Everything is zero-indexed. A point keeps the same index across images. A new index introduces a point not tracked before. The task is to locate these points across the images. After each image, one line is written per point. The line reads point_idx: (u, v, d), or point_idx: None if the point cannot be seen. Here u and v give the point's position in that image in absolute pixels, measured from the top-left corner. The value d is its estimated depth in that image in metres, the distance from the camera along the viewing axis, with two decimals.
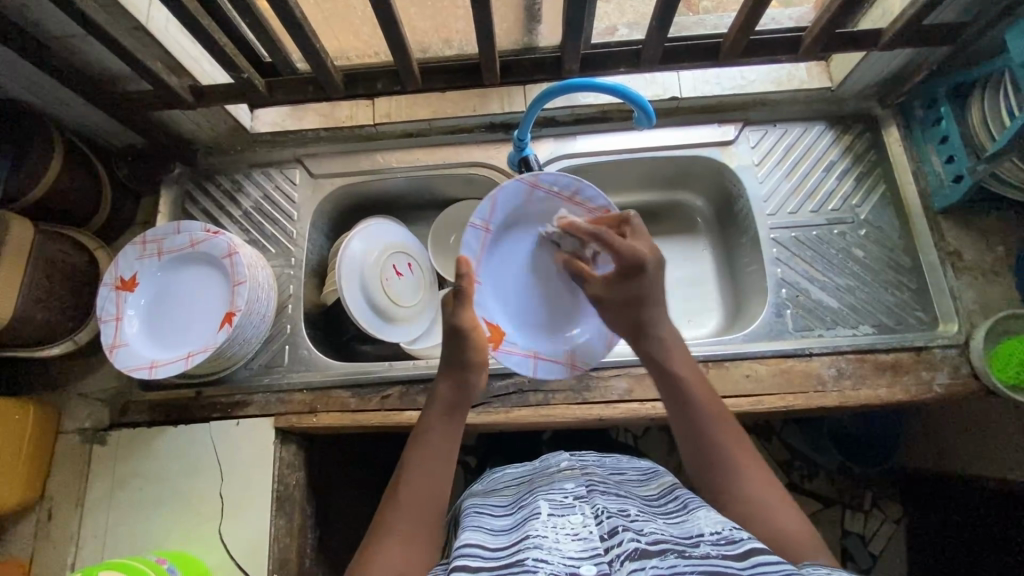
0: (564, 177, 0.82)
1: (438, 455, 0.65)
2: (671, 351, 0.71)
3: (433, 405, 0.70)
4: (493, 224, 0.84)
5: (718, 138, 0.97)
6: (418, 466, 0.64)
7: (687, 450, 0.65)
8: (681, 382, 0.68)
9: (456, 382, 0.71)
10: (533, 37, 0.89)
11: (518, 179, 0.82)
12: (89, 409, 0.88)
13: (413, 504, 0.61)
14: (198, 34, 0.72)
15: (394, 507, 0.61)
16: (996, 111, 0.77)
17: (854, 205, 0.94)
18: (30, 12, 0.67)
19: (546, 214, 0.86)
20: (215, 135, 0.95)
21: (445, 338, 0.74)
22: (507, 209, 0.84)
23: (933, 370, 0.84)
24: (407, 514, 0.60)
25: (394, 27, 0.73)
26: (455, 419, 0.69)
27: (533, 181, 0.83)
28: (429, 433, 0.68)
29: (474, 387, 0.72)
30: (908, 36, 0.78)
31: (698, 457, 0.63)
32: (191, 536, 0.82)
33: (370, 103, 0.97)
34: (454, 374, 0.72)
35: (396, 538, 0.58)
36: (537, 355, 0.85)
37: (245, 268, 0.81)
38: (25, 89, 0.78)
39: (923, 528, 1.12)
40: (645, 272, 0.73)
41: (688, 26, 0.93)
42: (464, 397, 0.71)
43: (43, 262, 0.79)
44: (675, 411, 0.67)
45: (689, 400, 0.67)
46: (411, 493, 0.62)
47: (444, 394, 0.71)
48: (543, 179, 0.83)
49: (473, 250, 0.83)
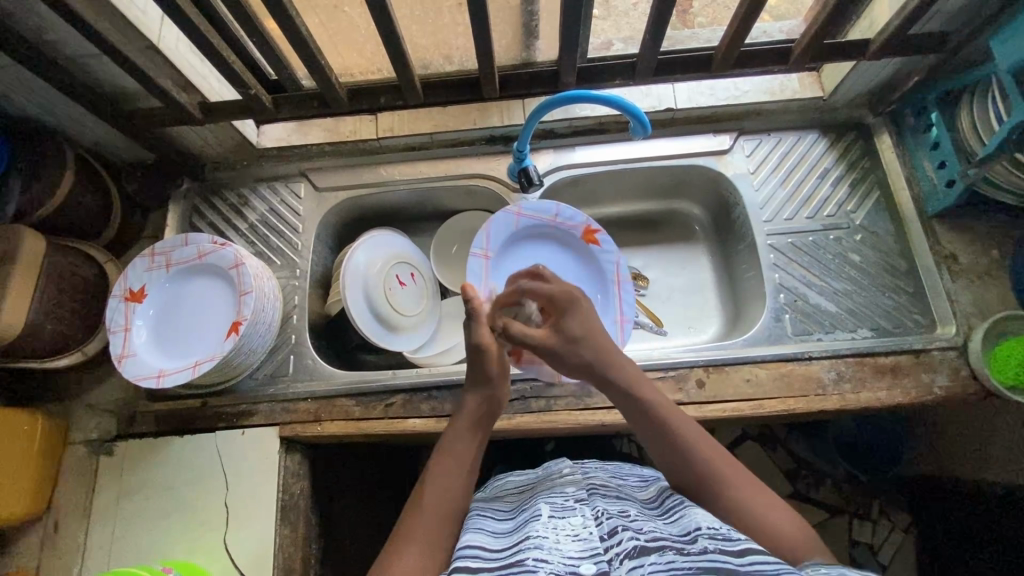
0: (544, 203, 0.94)
1: (463, 460, 0.65)
2: (629, 374, 0.70)
3: (459, 418, 0.71)
4: (492, 253, 0.95)
5: (714, 147, 0.99)
6: (443, 472, 0.63)
7: (671, 471, 0.64)
8: (647, 406, 0.67)
9: (485, 397, 0.72)
10: (530, 52, 0.91)
11: (504, 210, 0.94)
12: (97, 420, 0.90)
13: (440, 509, 0.60)
14: (207, 51, 0.75)
15: (418, 515, 0.60)
16: (984, 117, 0.78)
17: (849, 211, 0.95)
18: (47, 32, 0.70)
19: (538, 234, 0.97)
20: (221, 150, 0.98)
21: (468, 356, 0.73)
22: (502, 235, 0.95)
23: (933, 372, 0.84)
24: (431, 519, 0.59)
25: (395, 44, 0.76)
26: (479, 432, 0.70)
27: (519, 210, 0.94)
28: (455, 443, 0.67)
29: (500, 401, 0.73)
30: (895, 45, 0.80)
31: (677, 467, 0.63)
32: (197, 546, 0.82)
33: (374, 118, 1.00)
34: (482, 390, 0.72)
35: (414, 541, 0.57)
36: None
37: (251, 278, 0.82)
38: (39, 107, 0.81)
39: (933, 536, 1.11)
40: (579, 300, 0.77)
41: (682, 40, 0.95)
42: (489, 411, 0.72)
43: (55, 275, 0.81)
44: (645, 433, 0.67)
45: (661, 422, 0.65)
46: (434, 496, 0.61)
47: (469, 408, 0.71)
48: (525, 208, 0.94)
49: (478, 278, 0.94)
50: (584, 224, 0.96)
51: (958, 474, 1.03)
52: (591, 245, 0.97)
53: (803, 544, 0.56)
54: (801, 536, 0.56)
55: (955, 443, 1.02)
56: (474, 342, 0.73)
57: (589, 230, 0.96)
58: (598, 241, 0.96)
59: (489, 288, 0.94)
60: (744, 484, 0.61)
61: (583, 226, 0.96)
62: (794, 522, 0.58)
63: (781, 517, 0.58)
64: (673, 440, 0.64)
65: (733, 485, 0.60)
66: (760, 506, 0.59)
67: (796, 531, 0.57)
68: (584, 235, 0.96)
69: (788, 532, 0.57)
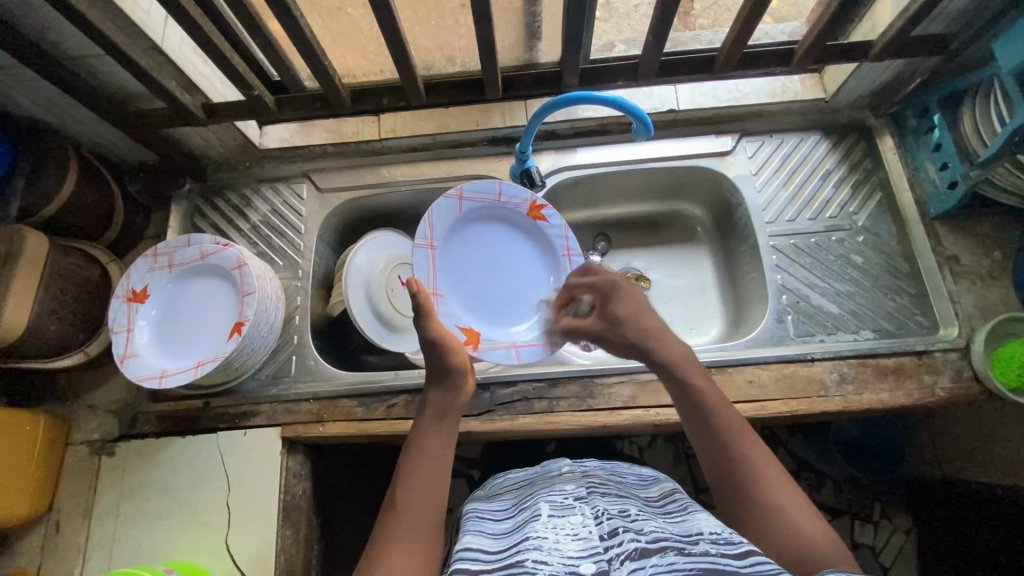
0: (486, 183, 0.90)
1: (434, 456, 0.65)
2: (682, 361, 0.70)
3: (423, 414, 0.70)
4: (438, 242, 0.89)
5: (716, 149, 0.99)
6: (415, 471, 0.63)
7: (705, 459, 0.63)
8: (693, 392, 0.67)
9: (447, 388, 0.72)
10: (533, 53, 0.91)
11: (446, 195, 0.88)
12: (99, 420, 0.90)
13: (417, 510, 0.60)
14: (211, 52, 0.75)
15: (395, 517, 0.59)
16: (987, 119, 0.79)
17: (851, 212, 0.95)
18: (51, 32, 0.70)
19: (480, 215, 0.93)
20: (223, 151, 0.98)
21: (423, 351, 0.73)
22: (445, 223, 0.89)
23: (936, 374, 0.84)
24: (406, 518, 0.59)
25: (398, 45, 0.76)
26: (448, 424, 0.69)
27: (460, 195, 0.90)
28: (423, 438, 0.67)
29: (463, 390, 0.72)
30: (898, 47, 0.81)
31: (712, 454, 0.63)
32: (198, 546, 0.82)
33: (376, 119, 1.00)
34: (441, 382, 0.72)
35: (393, 542, 0.57)
36: (518, 344, 0.89)
37: (254, 279, 0.82)
38: (42, 108, 0.81)
39: (935, 538, 1.11)
40: (620, 289, 0.80)
41: (685, 41, 0.96)
42: (454, 400, 0.71)
43: (57, 274, 0.81)
44: (689, 421, 0.66)
45: (704, 410, 0.65)
46: (409, 495, 0.61)
47: (433, 401, 0.71)
48: (467, 191, 0.90)
49: (425, 270, 0.87)
50: (529, 201, 0.93)
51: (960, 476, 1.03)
52: (538, 223, 0.94)
53: (828, 553, 0.54)
54: (826, 546, 0.55)
55: (956, 445, 1.02)
56: (426, 337, 0.72)
57: (535, 207, 0.93)
58: (544, 217, 0.93)
59: (436, 281, 0.88)
60: (773, 482, 0.59)
61: (528, 203, 0.93)
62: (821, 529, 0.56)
63: (807, 523, 0.56)
64: (713, 427, 0.63)
65: (763, 482, 0.59)
66: (789, 509, 0.57)
67: (822, 538, 0.55)
68: (531, 213, 0.94)
69: (812, 540, 0.55)
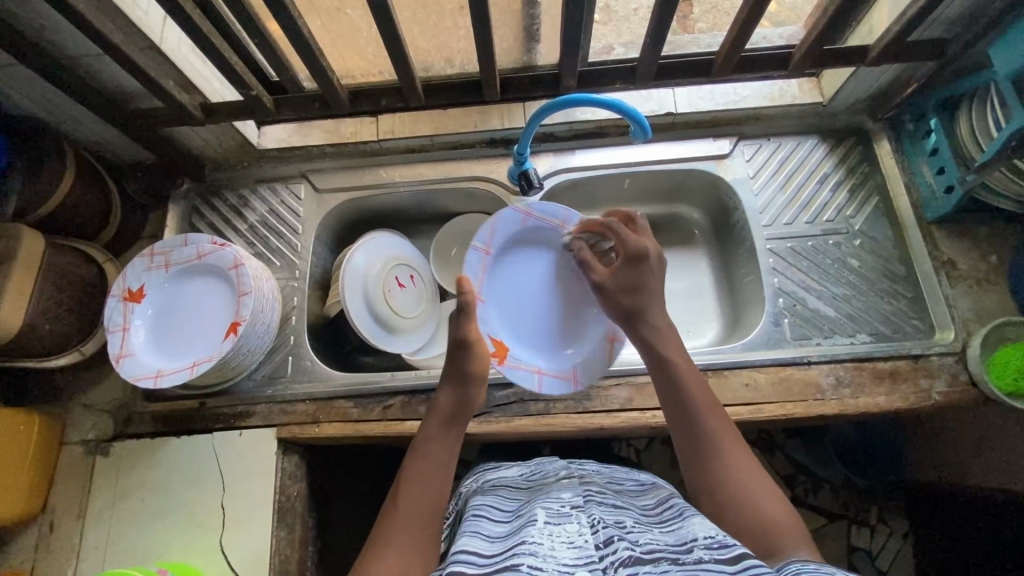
0: (553, 206, 0.90)
1: (437, 462, 0.64)
2: (664, 338, 0.72)
3: (432, 416, 0.70)
4: (493, 249, 0.89)
5: (714, 152, 0.99)
6: (416, 475, 0.63)
7: (679, 437, 0.65)
8: (671, 370, 0.69)
9: (459, 394, 0.71)
10: (531, 56, 0.91)
11: (513, 207, 0.89)
12: (93, 420, 0.89)
13: (416, 517, 0.60)
14: (210, 52, 0.75)
15: (394, 521, 0.59)
16: (983, 124, 0.79)
17: (848, 216, 0.95)
18: (49, 32, 0.70)
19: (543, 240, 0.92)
20: (222, 151, 0.98)
21: (451, 350, 0.74)
22: (505, 235, 0.90)
23: (932, 378, 0.84)
24: (405, 522, 0.59)
25: (397, 46, 0.76)
26: (455, 429, 0.69)
27: (527, 211, 0.90)
28: (428, 443, 0.67)
29: (475, 400, 0.72)
30: (895, 52, 0.81)
31: (685, 432, 0.64)
32: (192, 547, 0.81)
33: (374, 120, 1.00)
34: (456, 385, 0.72)
35: (391, 545, 0.57)
36: (542, 372, 0.86)
37: (251, 279, 0.82)
38: (41, 107, 0.82)
39: (931, 542, 1.11)
40: (647, 262, 0.77)
41: (683, 45, 0.96)
42: (466, 408, 0.71)
43: (54, 273, 0.81)
44: (667, 398, 0.68)
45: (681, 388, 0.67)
46: (409, 500, 0.61)
47: (444, 403, 0.71)
48: (535, 208, 0.90)
49: (473, 272, 0.88)
50: None
51: (956, 481, 1.03)
52: None
53: (792, 536, 0.55)
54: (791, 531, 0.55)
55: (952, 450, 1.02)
56: (460, 336, 0.73)
57: None
58: None
59: (481, 287, 0.88)
60: (742, 466, 0.61)
61: None
62: (788, 516, 0.57)
63: (774, 509, 0.57)
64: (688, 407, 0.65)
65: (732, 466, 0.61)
66: (759, 495, 0.58)
67: (789, 524, 0.56)
68: None
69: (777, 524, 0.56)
